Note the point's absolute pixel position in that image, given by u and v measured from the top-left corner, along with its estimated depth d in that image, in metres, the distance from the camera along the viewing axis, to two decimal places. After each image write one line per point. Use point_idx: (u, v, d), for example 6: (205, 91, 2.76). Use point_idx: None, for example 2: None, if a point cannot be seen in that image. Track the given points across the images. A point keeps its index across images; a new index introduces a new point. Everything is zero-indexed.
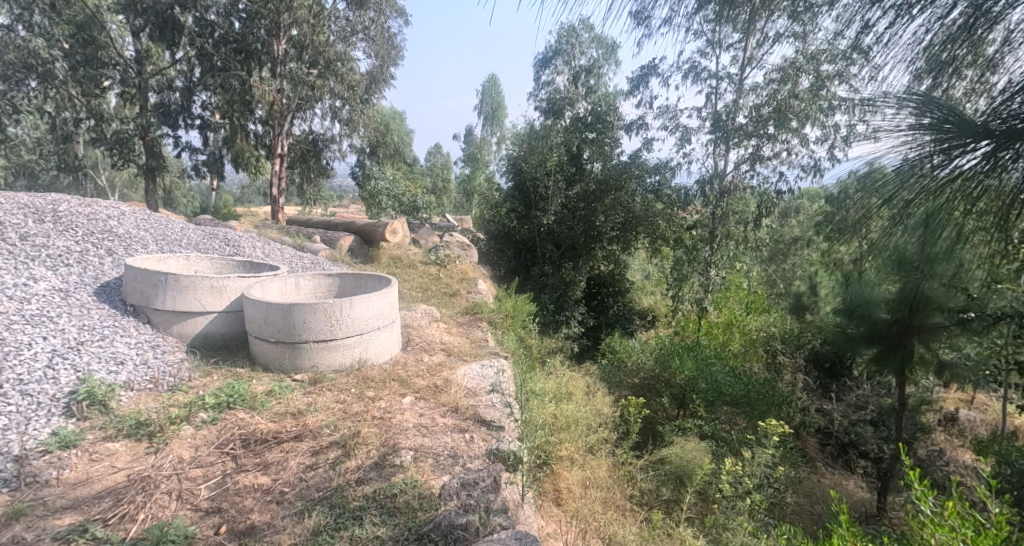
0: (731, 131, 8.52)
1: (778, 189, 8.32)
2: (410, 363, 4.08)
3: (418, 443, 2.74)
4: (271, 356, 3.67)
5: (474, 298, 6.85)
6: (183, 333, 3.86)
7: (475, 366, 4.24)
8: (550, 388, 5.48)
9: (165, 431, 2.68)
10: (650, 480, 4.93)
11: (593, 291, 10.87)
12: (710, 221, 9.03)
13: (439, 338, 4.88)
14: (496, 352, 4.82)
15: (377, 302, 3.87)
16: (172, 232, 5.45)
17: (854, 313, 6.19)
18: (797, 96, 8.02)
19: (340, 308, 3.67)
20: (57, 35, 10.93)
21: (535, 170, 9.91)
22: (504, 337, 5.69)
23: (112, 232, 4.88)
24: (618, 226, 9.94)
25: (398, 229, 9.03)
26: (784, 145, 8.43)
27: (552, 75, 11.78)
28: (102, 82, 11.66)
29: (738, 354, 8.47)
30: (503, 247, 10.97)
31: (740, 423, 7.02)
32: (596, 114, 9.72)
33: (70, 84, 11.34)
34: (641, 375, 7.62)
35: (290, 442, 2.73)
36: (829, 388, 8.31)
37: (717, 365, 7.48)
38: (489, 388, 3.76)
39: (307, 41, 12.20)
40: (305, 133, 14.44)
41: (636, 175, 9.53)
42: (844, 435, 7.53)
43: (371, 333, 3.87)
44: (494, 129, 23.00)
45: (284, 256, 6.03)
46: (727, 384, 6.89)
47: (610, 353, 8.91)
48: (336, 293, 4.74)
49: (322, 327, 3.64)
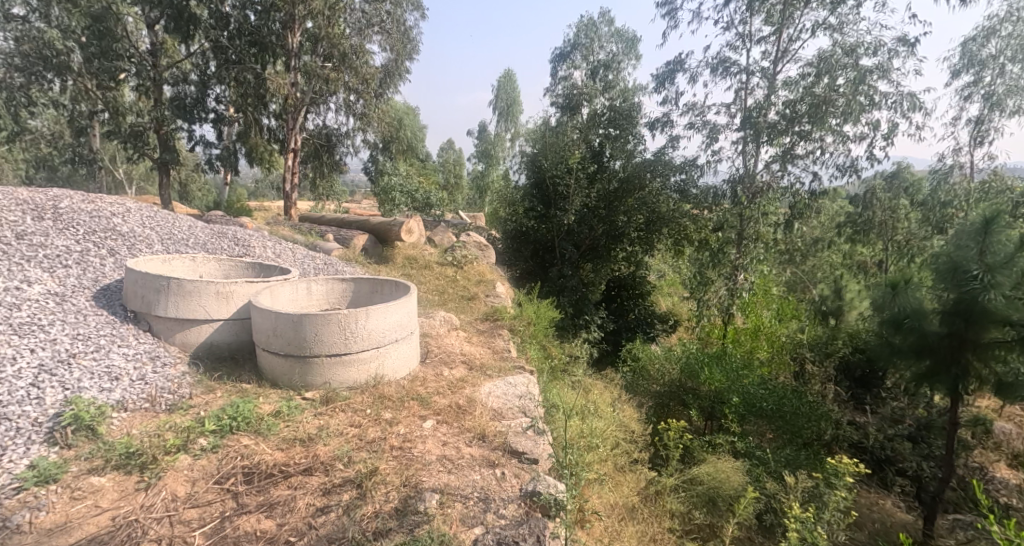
0: (762, 128, 8.06)
1: (811, 190, 7.86)
2: (430, 379, 3.77)
3: (444, 482, 2.43)
4: (280, 372, 3.37)
5: (493, 302, 6.51)
6: (186, 342, 3.58)
7: (497, 381, 3.92)
8: (575, 403, 5.16)
9: (159, 461, 2.37)
10: (682, 502, 4.59)
11: (612, 294, 10.42)
12: (738, 221, 8.22)
13: (459, 348, 4.57)
14: (518, 365, 4.47)
15: (396, 311, 3.55)
16: (180, 231, 5.16)
17: (902, 325, 5.69)
18: (837, 91, 7.56)
19: (354, 318, 3.35)
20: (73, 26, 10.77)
21: (555, 168, 9.55)
22: (525, 347, 5.34)
23: (115, 230, 4.59)
24: (641, 225, 9.52)
25: (414, 228, 8.68)
26: (818, 144, 7.92)
27: (569, 70, 11.43)
28: (118, 75, 11.50)
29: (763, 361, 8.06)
30: (520, 247, 10.60)
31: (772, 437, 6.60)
32: (617, 110, 9.40)
33: (86, 76, 11.21)
34: (665, 382, 7.34)
35: (298, 477, 2.42)
36: (862, 398, 7.92)
37: (750, 375, 7.07)
38: (517, 410, 3.47)
39: (322, 34, 11.93)
40: (318, 128, 14.20)
41: (661, 173, 8.99)
42: (879, 450, 7.11)
43: (388, 345, 3.56)
44: (509, 125, 22.57)
45: (296, 257, 5.75)
46: (761, 397, 6.49)
47: (632, 360, 8.51)
48: (350, 300, 4.41)
49: (335, 340, 3.32)
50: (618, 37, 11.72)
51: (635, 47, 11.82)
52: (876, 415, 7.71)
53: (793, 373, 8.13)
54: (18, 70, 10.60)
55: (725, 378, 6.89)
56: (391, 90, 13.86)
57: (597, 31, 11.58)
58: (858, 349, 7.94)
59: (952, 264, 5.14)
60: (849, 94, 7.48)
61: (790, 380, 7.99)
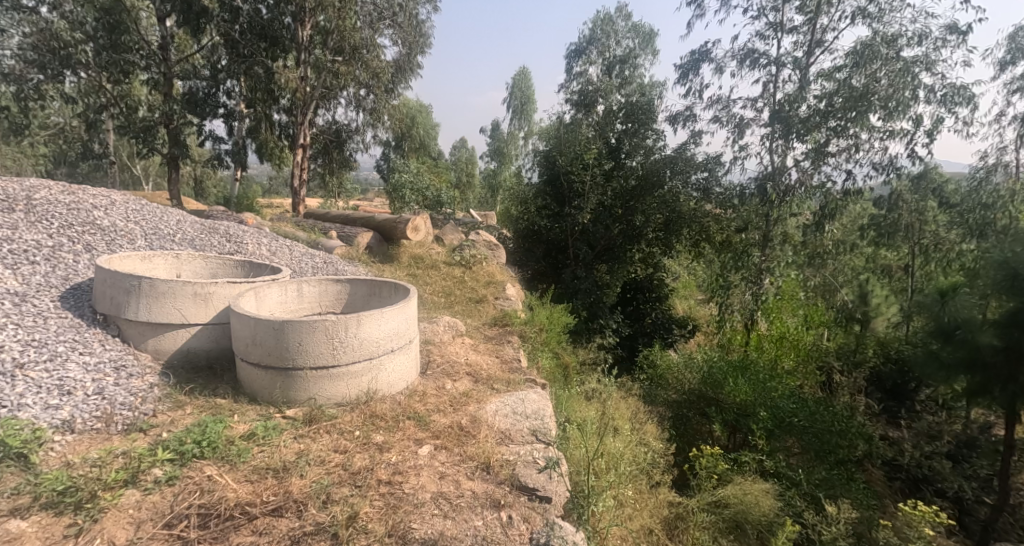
0: (794, 123, 7.57)
1: (845, 188, 7.31)
2: (430, 394, 3.38)
3: (439, 531, 2.05)
4: (259, 385, 2.98)
5: (503, 306, 6.09)
6: (159, 349, 3.22)
7: (503, 397, 3.50)
8: (591, 419, 4.74)
9: (98, 500, 1.99)
10: (709, 530, 4.11)
11: (628, 297, 9.90)
12: (764, 222, 7.80)
13: (463, 358, 4.15)
14: (526, 378, 4.02)
15: (392, 319, 3.16)
16: (168, 225, 4.81)
17: (953, 336, 5.17)
18: (879, 81, 7.02)
19: (344, 327, 2.96)
20: (82, 18, 10.56)
21: (570, 164, 9.04)
22: (537, 356, 4.92)
23: (94, 223, 4.24)
24: (660, 225, 8.94)
25: (420, 226, 8.29)
26: (853, 140, 7.41)
27: (585, 66, 11.00)
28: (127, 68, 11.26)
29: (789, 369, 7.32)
30: (532, 247, 10.14)
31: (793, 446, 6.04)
32: (635, 104, 8.92)
33: (95, 69, 10.99)
34: (684, 392, 6.89)
35: (265, 519, 2.04)
36: (894, 412, 7.54)
37: (778, 386, 6.57)
38: (528, 432, 3.06)
39: (333, 27, 11.61)
40: (328, 123, 13.91)
41: (681, 170, 8.51)
42: (916, 469, 6.59)
43: (383, 357, 3.16)
44: (522, 123, 22.04)
45: (292, 255, 5.38)
46: (790, 410, 5.97)
47: (650, 369, 8.04)
48: (345, 302, 4.02)
49: (322, 351, 2.93)
50: (636, 32, 11.27)
51: (652, 42, 11.35)
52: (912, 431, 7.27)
53: (822, 384, 7.61)
54: (32, 63, 10.46)
55: (751, 390, 6.36)
56: (402, 85, 13.51)
57: (613, 26, 11.16)
58: (892, 360, 7.67)
59: (1009, 273, 4.68)
60: (888, 87, 6.94)
61: (819, 392, 7.45)
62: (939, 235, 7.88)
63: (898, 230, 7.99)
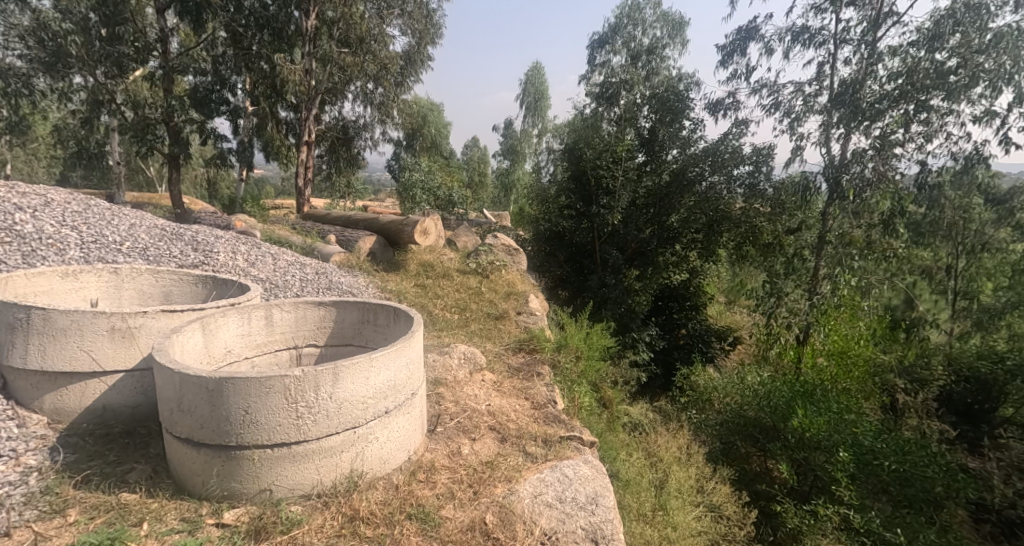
0: (863, 111, 5.85)
1: (916, 182, 5.88)
2: (441, 471, 2.41)
3: None
4: (189, 470, 2.02)
5: (528, 324, 5.10)
6: (59, 408, 2.30)
7: (541, 472, 2.52)
8: (644, 479, 3.72)
9: None
10: None
11: (659, 305, 8.68)
12: (820, 222, 6.44)
13: (484, 404, 3.17)
14: (570, 435, 3.00)
15: (387, 368, 2.20)
16: (116, 229, 3.89)
17: None
18: (979, 52, 5.43)
19: (315, 385, 2.00)
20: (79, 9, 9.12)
21: (599, 157, 7.95)
22: (574, 394, 3.98)
23: (12, 231, 3.32)
24: (700, 229, 7.66)
25: (430, 229, 7.31)
26: (933, 128, 6.00)
27: (609, 56, 10.04)
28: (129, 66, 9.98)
29: (846, 389, 5.94)
30: (554, 251, 9.09)
31: (856, 486, 4.61)
32: (668, 90, 7.78)
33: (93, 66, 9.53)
34: (731, 414, 5.81)
35: None
36: (974, 440, 5.96)
37: (857, 419, 5.15)
38: (584, 536, 2.19)
39: (338, 15, 10.64)
40: (335, 119, 13.04)
41: (725, 164, 7.25)
42: (1011, 511, 5.02)
43: (373, 425, 2.19)
44: (537, 120, 21.00)
45: (277, 267, 4.48)
46: (876, 450, 4.70)
47: (693, 392, 6.94)
48: (331, 332, 3.03)
49: (281, 420, 1.98)
50: (664, 21, 10.16)
51: (682, 31, 10.29)
52: (998, 463, 5.45)
53: (885, 407, 6.27)
54: (41, 63, 9.31)
55: (826, 424, 4.99)
56: (412, 78, 12.70)
57: (641, 13, 10.00)
58: (967, 378, 6.15)
59: None
60: (986, 60, 5.40)
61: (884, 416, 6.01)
62: (983, 233, 6.72)
63: (939, 229, 6.73)
